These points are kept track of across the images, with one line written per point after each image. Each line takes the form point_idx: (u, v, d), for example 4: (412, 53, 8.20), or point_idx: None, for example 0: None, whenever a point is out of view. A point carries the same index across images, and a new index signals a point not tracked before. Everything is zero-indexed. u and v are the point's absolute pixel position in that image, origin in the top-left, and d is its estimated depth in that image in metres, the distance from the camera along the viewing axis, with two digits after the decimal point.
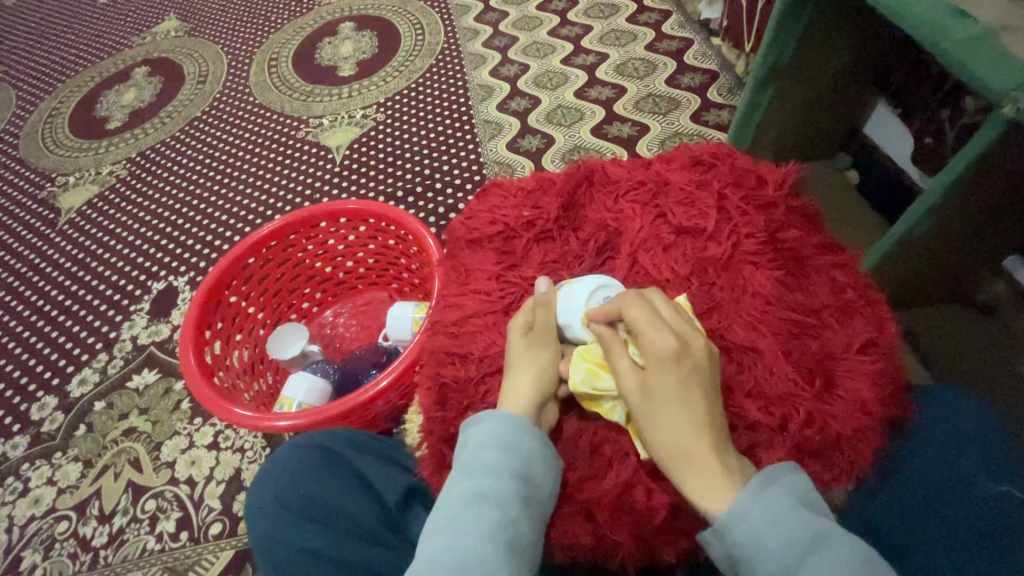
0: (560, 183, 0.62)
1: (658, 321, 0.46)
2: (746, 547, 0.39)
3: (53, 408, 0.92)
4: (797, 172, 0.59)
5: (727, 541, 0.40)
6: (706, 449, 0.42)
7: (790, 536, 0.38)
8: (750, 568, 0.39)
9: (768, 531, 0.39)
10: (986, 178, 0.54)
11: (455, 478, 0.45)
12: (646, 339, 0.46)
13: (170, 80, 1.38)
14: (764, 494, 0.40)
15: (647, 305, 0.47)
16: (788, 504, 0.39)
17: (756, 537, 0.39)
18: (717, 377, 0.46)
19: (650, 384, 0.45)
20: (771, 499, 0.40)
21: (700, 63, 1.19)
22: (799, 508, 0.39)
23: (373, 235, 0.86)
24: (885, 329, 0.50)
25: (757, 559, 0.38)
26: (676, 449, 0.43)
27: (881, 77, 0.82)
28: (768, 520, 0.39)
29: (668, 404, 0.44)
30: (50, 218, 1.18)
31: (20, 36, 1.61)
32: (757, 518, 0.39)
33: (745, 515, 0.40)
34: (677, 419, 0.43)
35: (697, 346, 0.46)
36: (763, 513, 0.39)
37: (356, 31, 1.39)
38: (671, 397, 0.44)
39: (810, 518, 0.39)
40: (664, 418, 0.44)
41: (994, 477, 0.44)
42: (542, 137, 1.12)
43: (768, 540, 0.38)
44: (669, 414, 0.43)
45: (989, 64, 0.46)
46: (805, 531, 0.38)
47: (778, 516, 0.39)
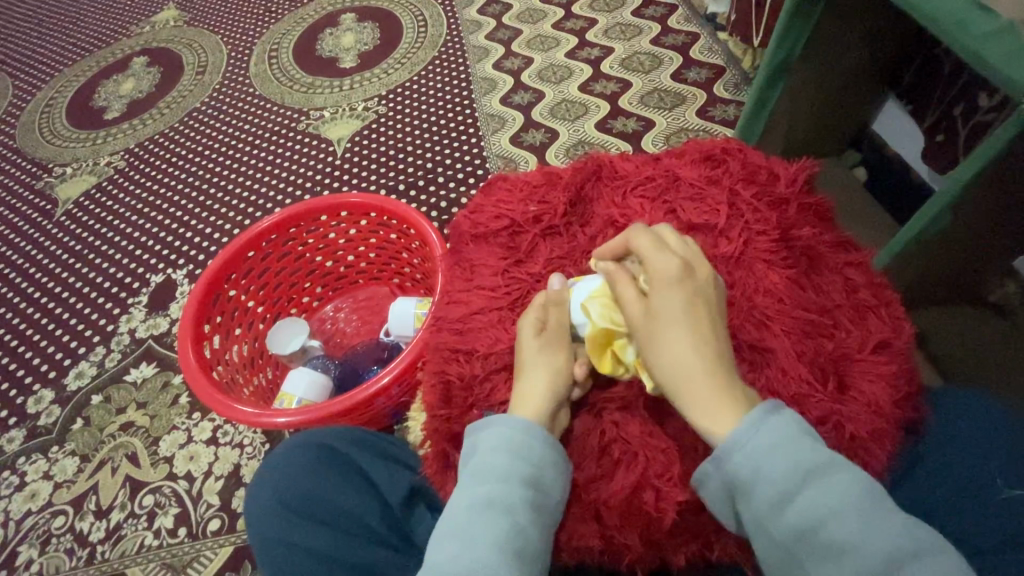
0: (567, 178, 0.61)
1: (663, 250, 0.48)
2: (746, 474, 0.39)
3: (50, 402, 0.90)
4: (810, 169, 0.58)
5: (726, 468, 0.40)
6: (710, 371, 0.42)
7: (792, 464, 0.38)
8: (747, 493, 0.39)
9: (770, 458, 0.38)
10: (1003, 177, 0.53)
11: (463, 484, 0.44)
12: (651, 263, 0.48)
13: (168, 70, 1.36)
14: (767, 422, 0.40)
15: (653, 236, 0.50)
16: (790, 432, 0.39)
17: (758, 464, 0.38)
18: (721, 303, 0.47)
19: (654, 307, 0.45)
20: (774, 427, 0.39)
21: (706, 58, 1.17)
22: (801, 437, 0.39)
23: (375, 229, 0.85)
24: (898, 330, 0.49)
25: (757, 485, 0.38)
26: (679, 369, 0.43)
27: (893, 73, 0.81)
28: (770, 447, 0.39)
29: (672, 325, 0.44)
30: (47, 209, 1.16)
31: (17, 24, 1.59)
32: (758, 444, 0.39)
33: (747, 440, 0.39)
34: (681, 340, 0.43)
35: (701, 274, 0.47)
36: (766, 441, 0.39)
37: (358, 22, 1.37)
38: (674, 318, 0.44)
39: (812, 448, 0.38)
40: (667, 339, 0.44)
41: (1013, 479, 0.43)
42: (546, 132, 1.10)
43: (767, 466, 0.38)
44: (672, 335, 0.44)
45: (1012, 60, 0.45)
46: (807, 459, 0.38)
47: (781, 444, 0.39)
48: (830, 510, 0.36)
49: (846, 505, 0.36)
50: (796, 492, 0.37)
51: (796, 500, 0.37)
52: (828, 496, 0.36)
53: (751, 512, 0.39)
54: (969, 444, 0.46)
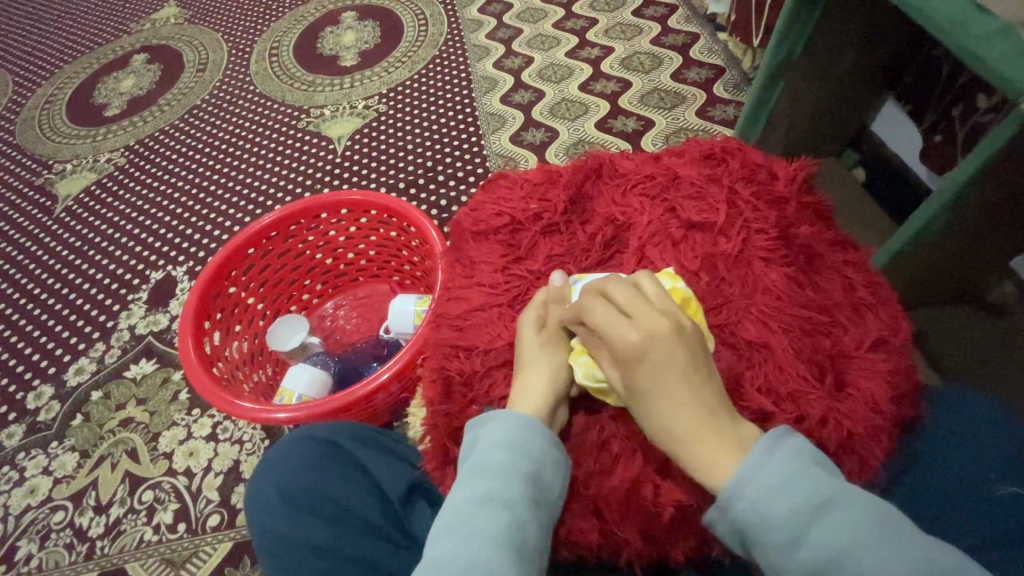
0: (567, 176, 0.61)
1: (619, 316, 0.45)
2: (754, 519, 0.39)
3: (49, 397, 0.91)
4: (809, 168, 0.58)
5: (733, 513, 0.40)
6: (695, 435, 0.42)
7: (796, 502, 0.38)
8: (758, 535, 0.39)
9: (774, 499, 0.38)
10: (1001, 177, 0.53)
11: (464, 479, 0.45)
12: (612, 339, 0.45)
13: (169, 67, 1.36)
14: (765, 462, 0.40)
15: (610, 304, 0.47)
16: (790, 467, 0.39)
17: (763, 506, 0.38)
18: (699, 354, 0.44)
19: (625, 381, 0.44)
20: (773, 466, 0.40)
21: (706, 58, 1.18)
22: (802, 471, 0.39)
23: (376, 226, 0.85)
24: (896, 328, 0.49)
25: (765, 529, 0.38)
26: (665, 438, 0.43)
27: (892, 74, 0.82)
28: (772, 487, 0.39)
29: (646, 396, 0.43)
30: (47, 205, 1.16)
31: (17, 21, 1.59)
32: (762, 483, 0.39)
33: (749, 484, 0.39)
34: (659, 410, 0.43)
35: (663, 332, 0.44)
36: (768, 481, 0.39)
37: (359, 20, 1.38)
38: (647, 390, 0.43)
39: (816, 480, 0.39)
40: (648, 410, 0.43)
41: (1008, 478, 0.43)
42: (546, 131, 1.11)
43: (774, 504, 0.38)
44: (649, 408, 0.43)
45: (1010, 60, 0.46)
46: (811, 495, 0.38)
47: (782, 482, 0.39)
48: (840, 546, 0.36)
49: (856, 538, 0.36)
50: (804, 531, 0.37)
51: (806, 540, 0.37)
52: (837, 530, 0.36)
53: (765, 554, 0.38)
54: (965, 442, 0.46)
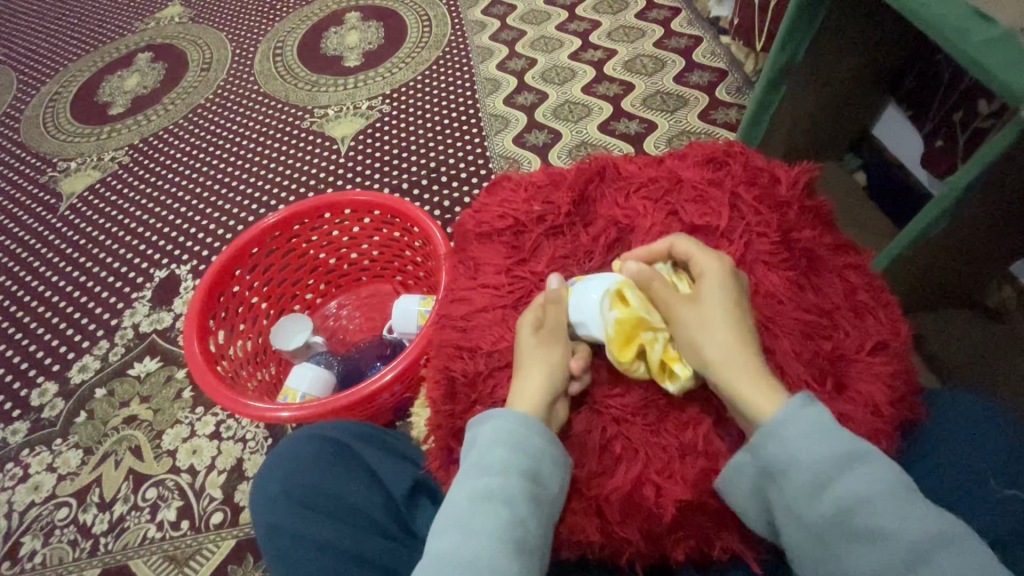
0: (571, 178, 0.62)
1: (709, 251, 0.51)
2: (780, 460, 0.40)
3: (53, 395, 0.91)
4: (811, 172, 0.59)
5: (760, 452, 0.41)
6: (754, 358, 0.45)
7: (827, 451, 0.39)
8: (780, 478, 0.40)
9: (806, 444, 0.39)
10: (1000, 183, 0.54)
11: (464, 476, 0.45)
12: (699, 264, 0.49)
13: (173, 66, 1.37)
14: (802, 410, 0.41)
15: (693, 241, 0.52)
16: (826, 421, 0.40)
17: (793, 449, 0.40)
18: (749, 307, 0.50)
19: (706, 299, 0.47)
20: (810, 415, 0.41)
21: (709, 62, 1.18)
22: (834, 427, 0.40)
23: (380, 226, 0.85)
24: (896, 331, 0.50)
25: (790, 471, 0.39)
26: (728, 354, 0.45)
27: (894, 79, 0.82)
28: (803, 435, 0.40)
29: (721, 314, 0.46)
30: (51, 203, 1.17)
31: (22, 19, 1.59)
32: (794, 429, 0.40)
33: (785, 424, 0.41)
34: (730, 329, 0.46)
35: (740, 276, 0.50)
36: (803, 427, 0.40)
37: (363, 21, 1.38)
38: (724, 314, 0.46)
39: (846, 437, 0.39)
40: (716, 329, 0.46)
41: (1006, 479, 0.43)
42: (549, 133, 1.11)
43: (802, 450, 0.39)
44: (721, 324, 0.46)
45: (1011, 69, 0.46)
46: (842, 448, 0.39)
47: (814, 432, 0.40)
48: (862, 497, 0.37)
49: (880, 493, 0.37)
50: (829, 479, 0.38)
51: (829, 486, 0.38)
52: (861, 484, 0.37)
53: (782, 496, 0.40)
54: (964, 445, 0.46)
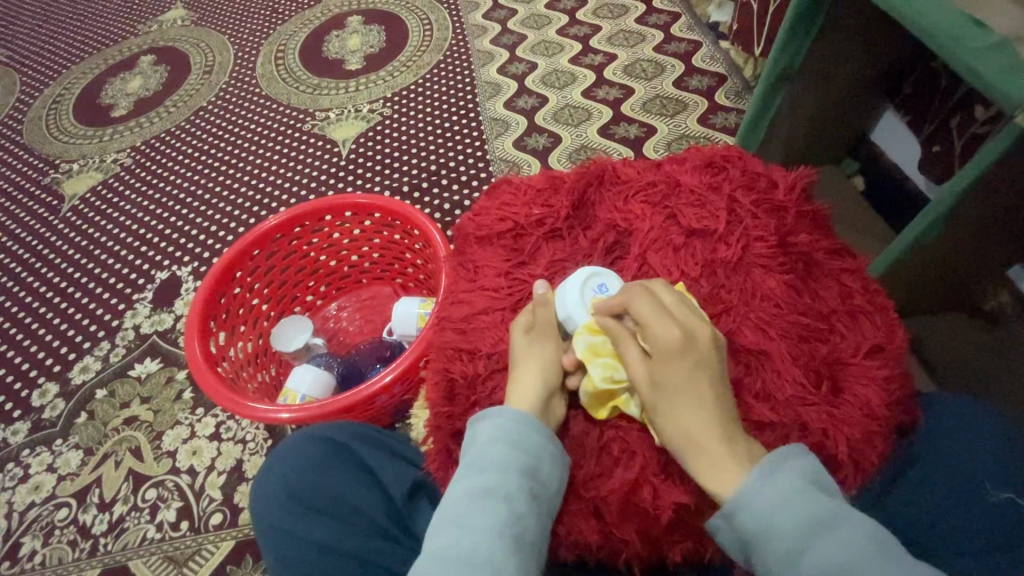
0: (570, 182, 0.62)
1: (667, 314, 0.47)
2: (757, 532, 0.40)
3: (54, 395, 0.91)
4: (809, 176, 0.59)
5: (735, 522, 0.41)
6: (712, 439, 0.43)
7: (801, 517, 0.39)
8: (759, 549, 0.39)
9: (780, 512, 0.39)
10: (996, 188, 0.54)
11: (463, 473, 0.45)
12: (653, 331, 0.46)
13: (176, 69, 1.38)
14: (771, 479, 0.41)
15: (652, 298, 0.48)
16: (800, 485, 0.40)
17: (768, 518, 0.39)
18: (723, 362, 0.46)
19: (658, 373, 0.45)
20: (781, 481, 0.40)
21: (708, 66, 1.19)
22: (805, 490, 0.40)
23: (380, 229, 0.86)
24: (892, 335, 0.50)
25: (768, 539, 0.39)
26: (682, 440, 0.44)
27: (892, 84, 0.83)
28: (776, 506, 0.40)
29: (675, 394, 0.44)
30: (53, 205, 1.17)
31: (25, 21, 1.60)
32: (766, 501, 0.40)
33: (753, 498, 0.40)
34: (685, 410, 0.44)
35: (704, 336, 0.46)
36: (775, 494, 0.40)
37: (364, 25, 1.39)
38: (679, 389, 0.44)
39: (818, 499, 0.39)
40: (672, 405, 0.44)
41: (1002, 482, 0.44)
42: (549, 136, 1.12)
43: (775, 522, 0.39)
44: (677, 406, 0.44)
45: (1005, 74, 0.47)
46: (817, 512, 0.38)
47: (786, 501, 0.39)
48: (840, 564, 0.37)
49: (856, 558, 0.36)
50: (806, 547, 0.38)
51: (807, 551, 0.38)
52: (837, 549, 0.37)
53: (764, 565, 0.39)
54: (958, 445, 0.47)
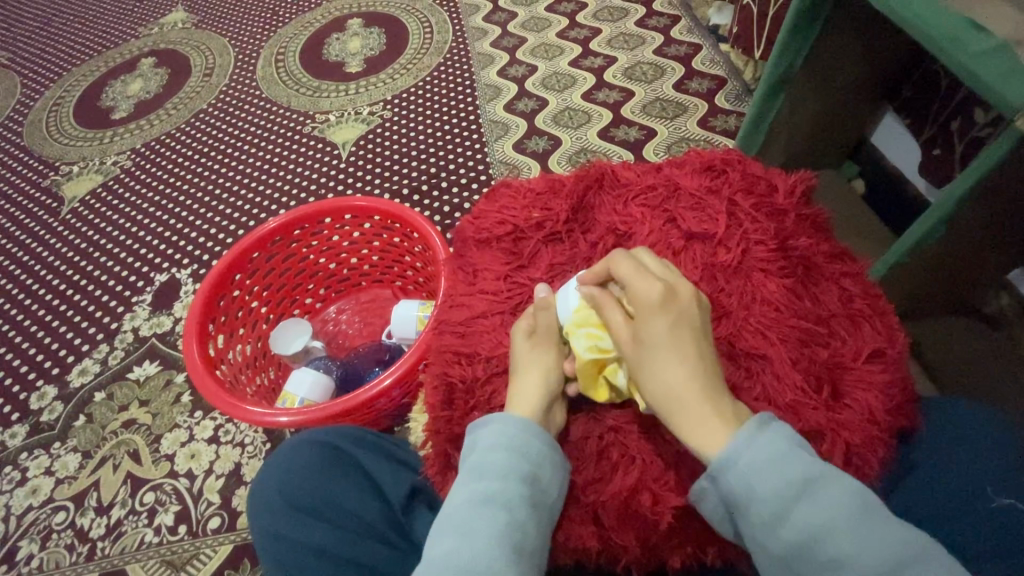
0: (570, 185, 0.62)
1: (647, 274, 0.48)
2: (742, 493, 0.39)
3: (53, 398, 0.91)
4: (809, 180, 0.59)
5: (721, 486, 0.40)
6: (697, 395, 0.43)
7: (788, 479, 0.38)
8: (743, 510, 0.39)
9: (764, 474, 0.39)
10: (997, 192, 0.54)
11: (463, 480, 0.45)
12: (635, 291, 0.47)
13: (176, 71, 1.38)
14: (758, 439, 0.40)
15: (634, 261, 0.49)
16: (783, 447, 0.40)
17: (755, 479, 0.39)
18: (706, 323, 0.46)
19: (640, 331, 0.45)
20: (765, 444, 0.40)
21: (708, 69, 1.19)
22: (792, 452, 0.39)
23: (380, 232, 0.86)
24: (892, 339, 0.50)
25: (752, 503, 0.39)
26: (667, 398, 0.43)
27: (892, 88, 0.83)
28: (762, 467, 0.39)
29: (658, 351, 0.44)
30: (54, 207, 1.17)
31: (27, 24, 1.60)
32: (752, 463, 0.39)
33: (739, 459, 0.40)
34: (669, 367, 0.43)
35: (686, 295, 0.47)
36: (759, 458, 0.39)
37: (365, 27, 1.39)
38: (661, 345, 0.44)
39: (804, 461, 0.39)
40: (655, 362, 0.44)
41: (1001, 487, 0.43)
42: (549, 139, 1.12)
43: (761, 483, 0.39)
44: (660, 363, 0.44)
45: (1005, 77, 0.47)
46: (803, 473, 0.38)
47: (772, 463, 0.39)
48: (823, 524, 0.37)
49: (839, 518, 0.37)
50: (791, 507, 0.38)
51: (791, 512, 0.38)
52: (820, 509, 0.37)
53: (749, 528, 0.39)
54: (962, 454, 0.46)
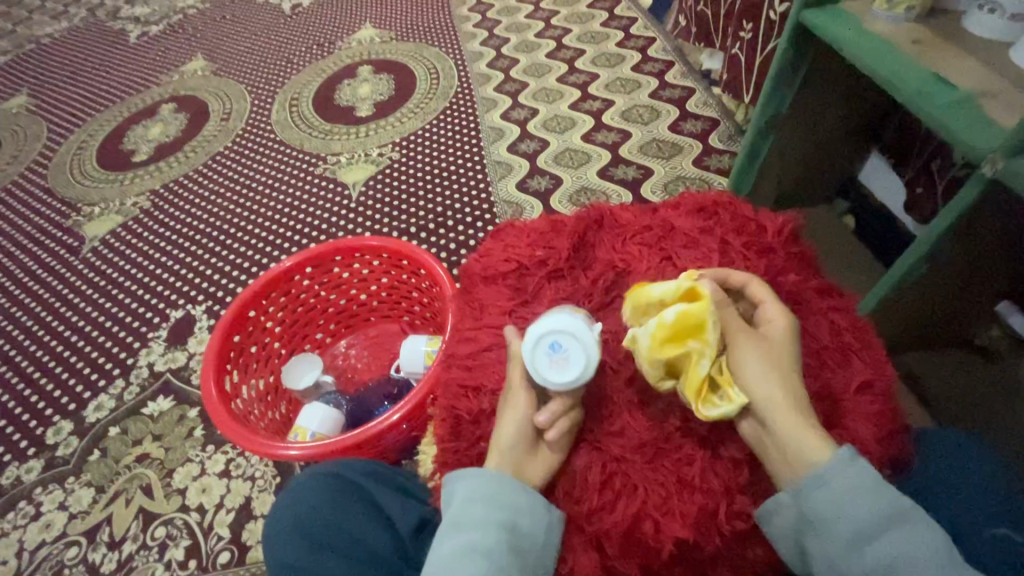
0: (571, 225, 0.65)
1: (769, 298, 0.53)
2: (827, 513, 0.43)
3: (68, 433, 0.93)
4: (796, 220, 0.62)
5: (805, 502, 0.44)
6: (807, 407, 0.47)
7: (874, 507, 0.42)
8: (823, 527, 0.43)
9: (853, 498, 0.43)
10: (973, 231, 0.57)
11: (444, 532, 0.47)
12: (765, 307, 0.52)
13: (195, 116, 1.45)
14: (849, 467, 0.44)
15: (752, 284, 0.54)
16: (872, 477, 0.43)
17: (842, 502, 0.43)
18: None
19: (770, 338, 0.49)
20: (857, 470, 0.44)
21: (702, 111, 1.25)
22: (879, 484, 0.43)
23: (388, 268, 0.89)
24: (880, 371, 0.52)
25: (834, 522, 0.43)
26: (783, 399, 0.46)
27: (875, 132, 0.88)
28: (851, 493, 0.43)
29: (787, 362, 0.48)
30: (75, 246, 1.22)
31: (56, 72, 1.70)
32: (842, 486, 0.43)
33: (833, 478, 0.43)
34: (790, 376, 0.48)
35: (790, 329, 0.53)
36: (849, 482, 0.43)
37: (375, 74, 1.47)
38: (787, 356, 0.49)
39: (892, 495, 0.43)
40: (779, 368, 0.48)
41: (996, 518, 0.45)
42: (550, 178, 1.17)
43: (849, 506, 0.43)
44: (783, 369, 0.48)
45: (968, 128, 0.51)
46: (891, 505, 0.42)
47: (860, 490, 0.43)
48: (904, 553, 0.41)
49: (921, 550, 0.40)
50: (875, 533, 0.42)
51: (873, 538, 0.42)
52: (907, 537, 0.41)
53: (824, 544, 0.43)
54: (962, 485, 0.48)
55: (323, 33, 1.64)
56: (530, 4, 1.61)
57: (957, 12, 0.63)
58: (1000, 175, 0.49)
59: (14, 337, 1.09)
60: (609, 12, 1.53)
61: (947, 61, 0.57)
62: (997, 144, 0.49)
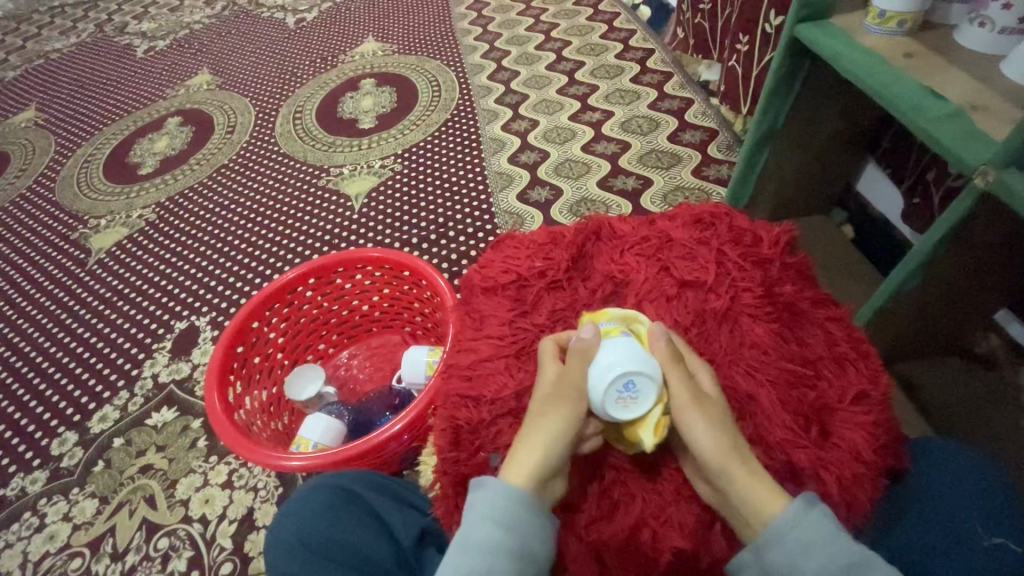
0: (570, 236, 0.66)
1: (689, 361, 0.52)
2: (784, 566, 0.42)
3: (73, 444, 0.94)
4: (792, 231, 0.63)
5: (764, 557, 0.43)
6: (749, 466, 0.45)
7: (829, 558, 0.41)
8: None
9: (808, 549, 0.42)
10: (968, 242, 0.57)
11: (452, 555, 0.44)
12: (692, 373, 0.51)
13: (201, 130, 1.48)
14: (804, 518, 0.43)
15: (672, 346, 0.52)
16: (828, 527, 0.42)
17: (797, 554, 0.42)
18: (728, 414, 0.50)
19: (700, 401, 0.48)
20: (813, 521, 0.43)
21: (700, 122, 1.26)
22: (834, 535, 0.42)
23: (390, 280, 0.90)
24: (876, 381, 0.53)
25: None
26: (725, 451, 0.45)
27: (872, 142, 0.89)
28: (805, 545, 0.42)
29: (720, 425, 0.47)
30: (81, 258, 1.24)
31: (64, 87, 1.73)
32: (796, 538, 0.42)
33: (787, 532, 0.42)
34: (726, 438, 0.46)
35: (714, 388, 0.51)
36: (802, 533, 0.42)
37: (377, 87, 1.49)
38: (720, 419, 0.47)
39: (850, 547, 0.41)
40: (714, 431, 0.46)
41: (993, 528, 0.46)
42: (551, 189, 1.18)
43: (803, 558, 0.42)
44: (717, 431, 0.46)
45: (958, 141, 0.52)
46: (848, 556, 0.41)
47: (815, 541, 0.42)
48: None
49: None
50: None
51: None
52: None
53: None
54: (954, 495, 0.49)
55: (326, 47, 1.66)
56: (529, 16, 1.64)
57: (948, 27, 0.64)
58: (991, 187, 0.49)
59: (21, 349, 1.10)
60: (608, 25, 1.56)
61: (937, 75, 0.58)
62: (987, 157, 0.50)
